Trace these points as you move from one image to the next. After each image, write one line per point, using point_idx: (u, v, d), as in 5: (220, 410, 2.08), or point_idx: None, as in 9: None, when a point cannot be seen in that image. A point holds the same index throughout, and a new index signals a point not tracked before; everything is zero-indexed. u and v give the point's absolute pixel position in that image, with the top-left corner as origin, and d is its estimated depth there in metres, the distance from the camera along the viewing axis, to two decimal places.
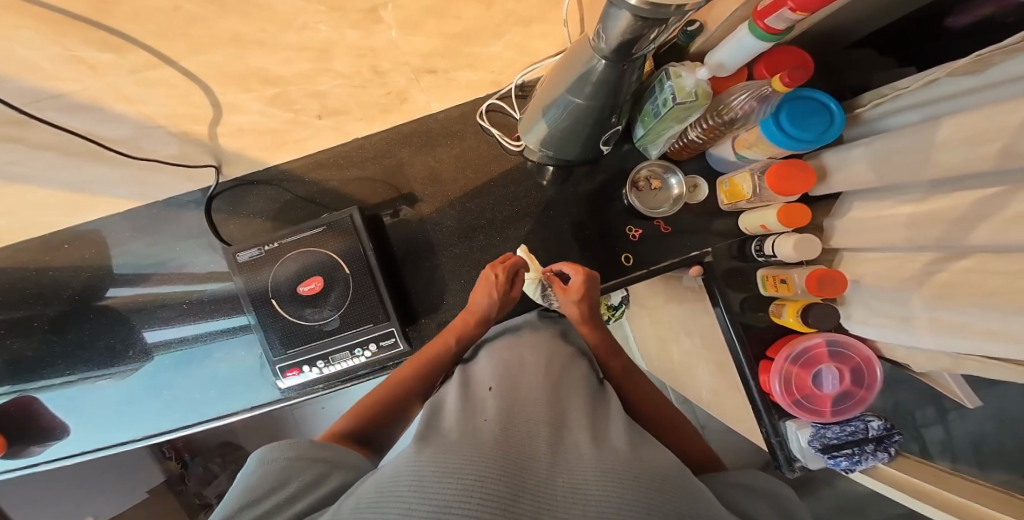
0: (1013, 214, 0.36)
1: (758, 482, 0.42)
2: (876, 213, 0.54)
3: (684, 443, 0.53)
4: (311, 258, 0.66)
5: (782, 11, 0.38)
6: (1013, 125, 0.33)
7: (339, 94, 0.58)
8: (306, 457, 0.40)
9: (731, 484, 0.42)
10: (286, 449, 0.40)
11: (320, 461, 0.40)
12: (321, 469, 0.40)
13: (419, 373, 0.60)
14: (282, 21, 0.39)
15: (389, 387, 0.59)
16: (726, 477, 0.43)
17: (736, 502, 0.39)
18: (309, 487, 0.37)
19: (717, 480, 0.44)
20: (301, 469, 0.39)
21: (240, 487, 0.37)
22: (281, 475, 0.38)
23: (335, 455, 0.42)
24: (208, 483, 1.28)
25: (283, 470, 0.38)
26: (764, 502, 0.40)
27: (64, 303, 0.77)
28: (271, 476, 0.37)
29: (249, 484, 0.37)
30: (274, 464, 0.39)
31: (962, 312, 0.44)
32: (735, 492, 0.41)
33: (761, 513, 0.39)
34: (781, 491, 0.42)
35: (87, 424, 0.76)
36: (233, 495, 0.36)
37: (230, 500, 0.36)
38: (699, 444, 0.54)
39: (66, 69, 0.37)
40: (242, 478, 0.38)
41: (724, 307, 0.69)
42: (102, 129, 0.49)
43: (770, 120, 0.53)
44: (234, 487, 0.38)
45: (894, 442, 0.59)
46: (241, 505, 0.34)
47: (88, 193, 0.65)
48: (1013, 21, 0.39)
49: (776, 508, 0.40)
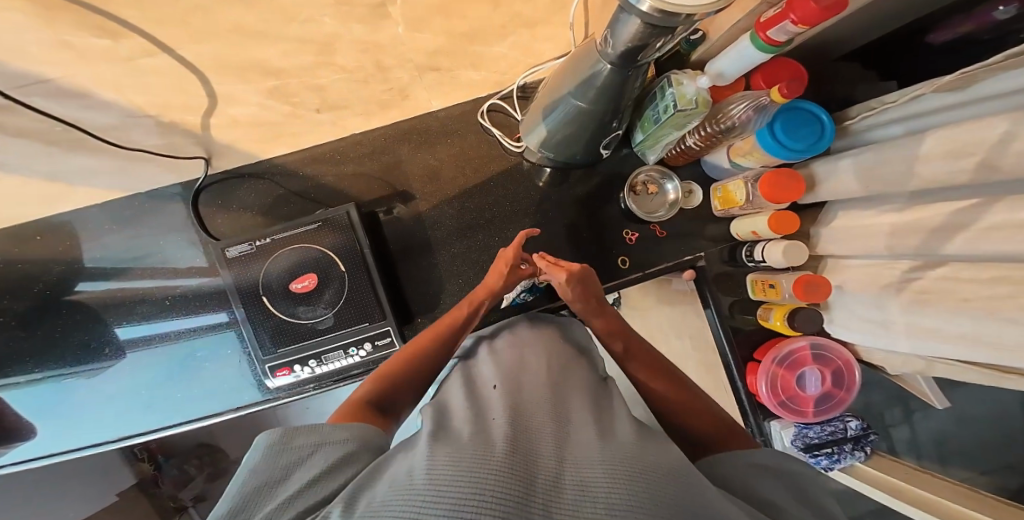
0: (987, 225, 0.38)
1: (768, 459, 0.41)
2: (859, 222, 0.57)
3: (696, 421, 0.50)
4: (304, 255, 0.65)
5: (785, 23, 0.39)
6: (990, 140, 0.35)
7: (341, 88, 0.56)
8: (331, 442, 0.40)
9: (749, 464, 0.41)
10: (308, 436, 0.40)
11: (343, 443, 0.40)
12: (346, 451, 0.40)
13: (434, 346, 0.59)
14: (287, 12, 0.38)
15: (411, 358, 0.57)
16: (745, 456, 0.42)
17: (755, 487, 0.38)
18: (335, 470, 0.37)
19: (721, 463, 0.43)
20: (325, 453, 0.38)
21: (263, 472, 0.36)
22: (303, 459, 0.37)
23: (357, 442, 0.41)
24: (184, 485, 1.24)
25: (306, 456, 0.38)
26: (781, 482, 0.39)
27: (35, 297, 0.73)
28: (295, 463, 0.37)
29: (271, 472, 0.36)
30: (297, 450, 0.38)
31: (936, 318, 0.47)
32: (753, 475, 0.40)
33: (772, 489, 0.38)
34: (804, 471, 0.40)
35: (55, 426, 0.73)
36: (257, 482, 0.35)
37: (248, 495, 0.35)
38: (712, 417, 0.51)
39: (56, 54, 0.35)
40: (260, 461, 0.37)
41: (714, 308, 0.72)
42: (87, 118, 0.47)
43: (765, 130, 0.55)
44: (247, 475, 0.36)
45: (869, 441, 0.65)
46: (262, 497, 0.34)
47: (63, 183, 0.61)
48: (990, 39, 0.42)
49: (792, 485, 0.39)
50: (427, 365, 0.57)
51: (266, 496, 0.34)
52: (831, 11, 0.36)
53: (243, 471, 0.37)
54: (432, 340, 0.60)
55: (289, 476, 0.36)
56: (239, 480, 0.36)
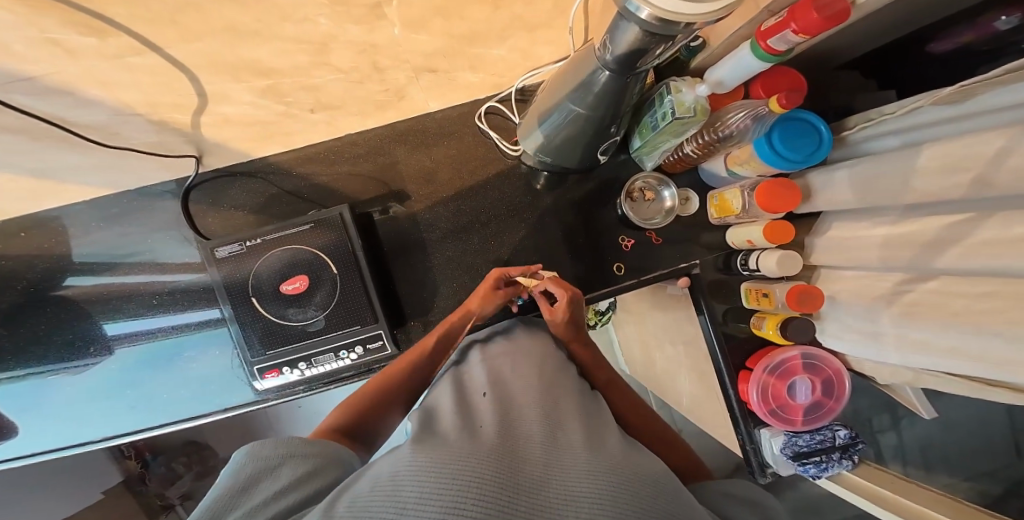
0: (980, 241, 0.38)
1: (747, 491, 0.42)
2: (853, 233, 0.57)
3: (670, 451, 0.54)
4: (296, 256, 0.64)
5: (786, 33, 0.39)
6: (986, 156, 0.35)
7: (336, 89, 0.56)
8: (299, 455, 0.39)
9: (713, 490, 0.43)
10: (276, 447, 0.39)
11: (312, 457, 0.40)
12: (314, 465, 0.39)
13: (412, 368, 0.59)
14: (282, 13, 0.37)
15: (386, 381, 0.58)
16: (714, 485, 0.44)
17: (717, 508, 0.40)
18: (305, 482, 0.37)
19: (704, 488, 0.44)
20: (293, 466, 0.38)
21: (230, 482, 0.36)
22: (269, 469, 0.37)
23: (325, 459, 0.41)
24: (171, 484, 1.21)
25: (275, 466, 0.37)
26: (751, 510, 0.40)
27: (19, 294, 0.71)
28: (263, 472, 0.36)
29: (238, 481, 0.36)
30: (265, 460, 0.37)
31: (926, 331, 0.47)
32: (731, 506, 0.40)
33: (740, 513, 0.39)
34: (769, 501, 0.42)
35: (36, 426, 0.71)
36: (222, 491, 0.35)
37: (212, 501, 0.34)
38: (686, 453, 0.54)
39: (42, 51, 0.34)
40: (228, 473, 0.37)
41: (708, 315, 0.72)
42: (74, 116, 0.46)
43: (763, 139, 0.55)
44: (215, 485, 0.36)
45: (858, 449, 0.64)
46: (226, 504, 0.34)
47: (50, 180, 0.60)
48: (989, 50, 0.42)
49: (756, 510, 0.40)
50: (399, 391, 0.57)
51: (228, 504, 0.34)
52: (833, 22, 0.35)
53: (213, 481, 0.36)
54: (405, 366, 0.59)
55: (255, 485, 0.35)
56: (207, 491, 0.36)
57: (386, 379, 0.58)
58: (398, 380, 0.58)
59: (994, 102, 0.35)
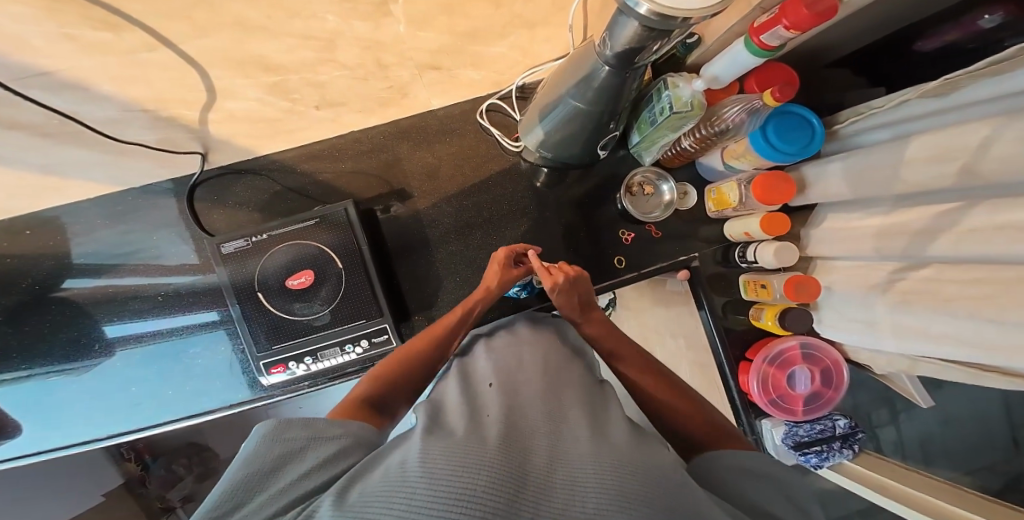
0: (967, 228, 0.40)
1: (761, 464, 0.42)
2: (848, 224, 0.58)
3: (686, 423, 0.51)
4: (301, 251, 0.64)
5: (777, 29, 0.40)
6: (972, 145, 0.36)
7: (340, 86, 0.57)
8: (324, 437, 0.40)
9: (728, 465, 0.43)
10: (302, 427, 0.40)
11: (336, 437, 0.40)
12: (339, 445, 0.40)
13: (434, 343, 0.60)
14: (292, 9, 0.38)
15: (408, 357, 0.58)
16: (723, 459, 0.44)
17: (735, 490, 0.40)
18: (329, 466, 0.37)
19: (711, 463, 0.44)
20: (317, 449, 0.39)
21: (257, 460, 0.36)
22: (293, 453, 0.37)
23: (352, 440, 0.41)
24: (172, 486, 1.21)
25: (300, 449, 0.38)
26: (777, 489, 0.40)
27: (24, 292, 0.72)
28: (288, 455, 0.37)
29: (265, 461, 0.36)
30: (291, 442, 0.38)
31: (918, 318, 0.48)
32: (747, 484, 0.41)
33: (755, 491, 0.40)
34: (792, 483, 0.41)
35: (42, 424, 0.71)
36: (249, 471, 0.36)
37: (240, 479, 0.35)
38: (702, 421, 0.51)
39: (59, 47, 0.35)
40: (254, 449, 0.37)
41: (709, 310, 0.73)
42: (86, 111, 0.46)
43: (758, 132, 0.56)
44: (242, 461, 0.37)
45: (857, 439, 0.66)
46: (253, 487, 0.35)
47: (56, 177, 0.60)
48: (976, 46, 0.44)
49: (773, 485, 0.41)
50: (420, 366, 0.57)
51: (256, 486, 0.35)
52: (823, 17, 0.37)
53: (238, 457, 0.37)
54: (427, 345, 0.59)
55: (281, 468, 0.36)
56: (233, 467, 0.37)
57: (410, 350, 0.58)
58: (420, 354, 0.58)
59: (977, 93, 0.36)
